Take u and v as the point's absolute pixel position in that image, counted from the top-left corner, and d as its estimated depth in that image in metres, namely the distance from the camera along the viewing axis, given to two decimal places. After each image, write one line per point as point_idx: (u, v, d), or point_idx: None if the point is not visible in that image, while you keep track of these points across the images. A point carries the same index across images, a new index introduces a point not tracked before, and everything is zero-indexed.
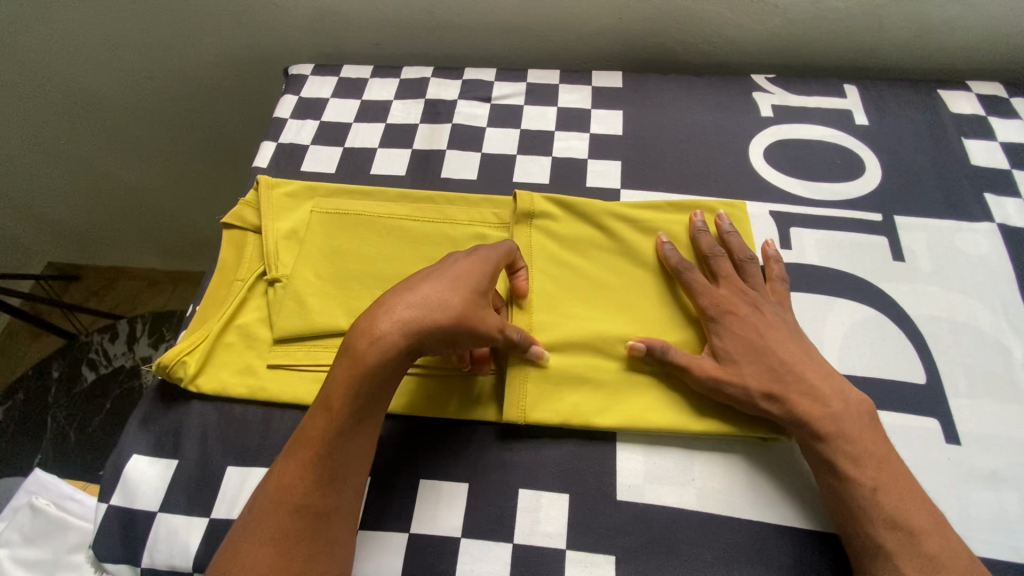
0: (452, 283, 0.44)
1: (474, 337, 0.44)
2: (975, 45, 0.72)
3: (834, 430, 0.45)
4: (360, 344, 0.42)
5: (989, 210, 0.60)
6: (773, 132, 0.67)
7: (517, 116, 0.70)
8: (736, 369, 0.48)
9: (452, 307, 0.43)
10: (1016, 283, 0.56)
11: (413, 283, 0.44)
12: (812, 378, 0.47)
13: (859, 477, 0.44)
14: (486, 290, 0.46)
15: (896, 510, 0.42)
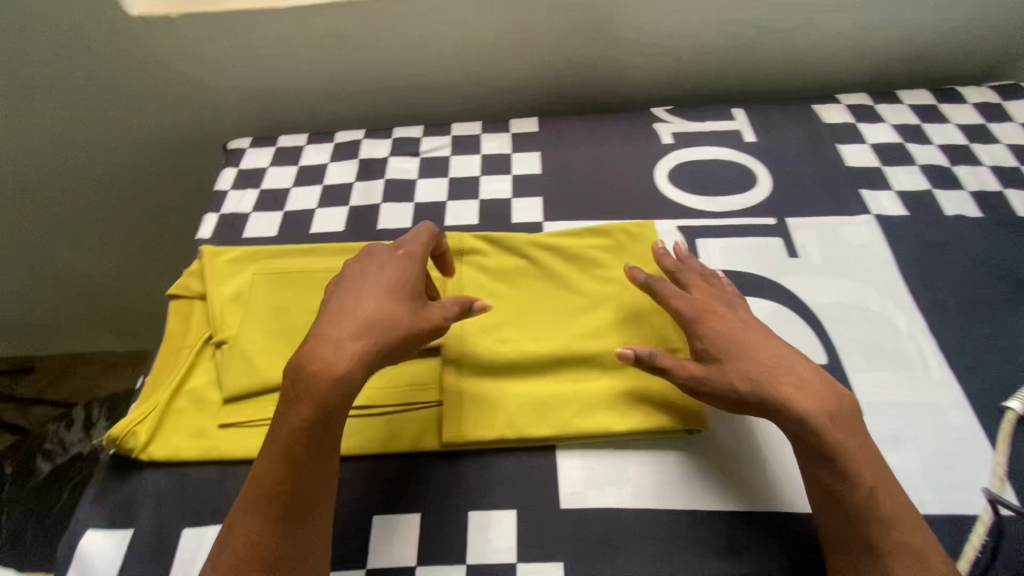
0: (384, 298, 0.48)
1: (412, 341, 0.48)
2: (839, 63, 0.83)
3: (833, 430, 0.45)
4: (314, 383, 0.44)
5: (865, 203, 0.68)
6: (673, 157, 0.75)
7: (444, 166, 0.76)
8: (721, 367, 0.48)
9: (394, 320, 0.47)
10: (896, 265, 0.63)
11: (347, 297, 0.48)
12: (802, 374, 0.47)
13: (856, 479, 0.44)
14: (416, 292, 0.50)
15: (890, 510, 0.43)
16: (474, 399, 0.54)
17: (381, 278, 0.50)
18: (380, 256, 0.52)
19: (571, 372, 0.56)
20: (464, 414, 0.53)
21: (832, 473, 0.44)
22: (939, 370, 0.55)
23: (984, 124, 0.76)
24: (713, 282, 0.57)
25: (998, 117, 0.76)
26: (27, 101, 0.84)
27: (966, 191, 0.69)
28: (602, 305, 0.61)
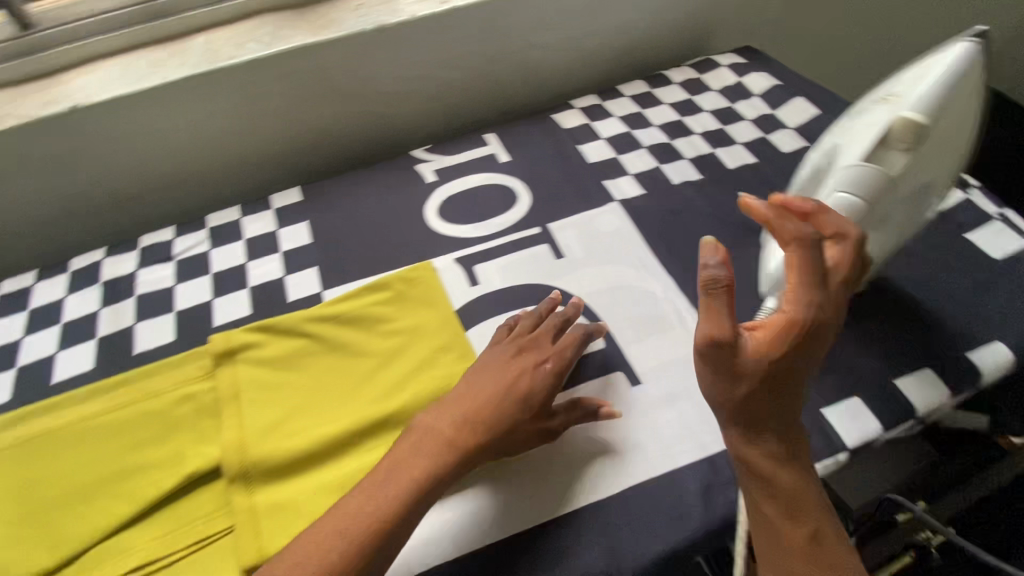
0: (496, 379, 0.52)
1: (472, 450, 0.49)
2: (565, 72, 0.91)
3: (796, 483, 0.46)
4: (402, 467, 0.48)
5: (610, 192, 0.76)
6: (438, 194, 0.77)
7: (205, 263, 0.71)
8: (754, 372, 0.44)
9: (484, 403, 0.51)
10: (644, 240, 0.70)
11: (507, 372, 0.53)
12: (790, 429, 0.47)
13: (806, 520, 0.45)
14: (522, 389, 0.52)
15: (829, 555, 0.44)
16: (269, 508, 0.49)
17: (562, 359, 0.55)
18: (528, 348, 0.56)
19: (372, 440, 0.54)
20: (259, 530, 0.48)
21: (778, 504, 0.45)
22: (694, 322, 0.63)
23: (689, 98, 0.88)
24: (821, 249, 0.45)
25: (698, 90, 0.89)
26: None
27: (686, 159, 0.79)
28: (393, 360, 0.59)
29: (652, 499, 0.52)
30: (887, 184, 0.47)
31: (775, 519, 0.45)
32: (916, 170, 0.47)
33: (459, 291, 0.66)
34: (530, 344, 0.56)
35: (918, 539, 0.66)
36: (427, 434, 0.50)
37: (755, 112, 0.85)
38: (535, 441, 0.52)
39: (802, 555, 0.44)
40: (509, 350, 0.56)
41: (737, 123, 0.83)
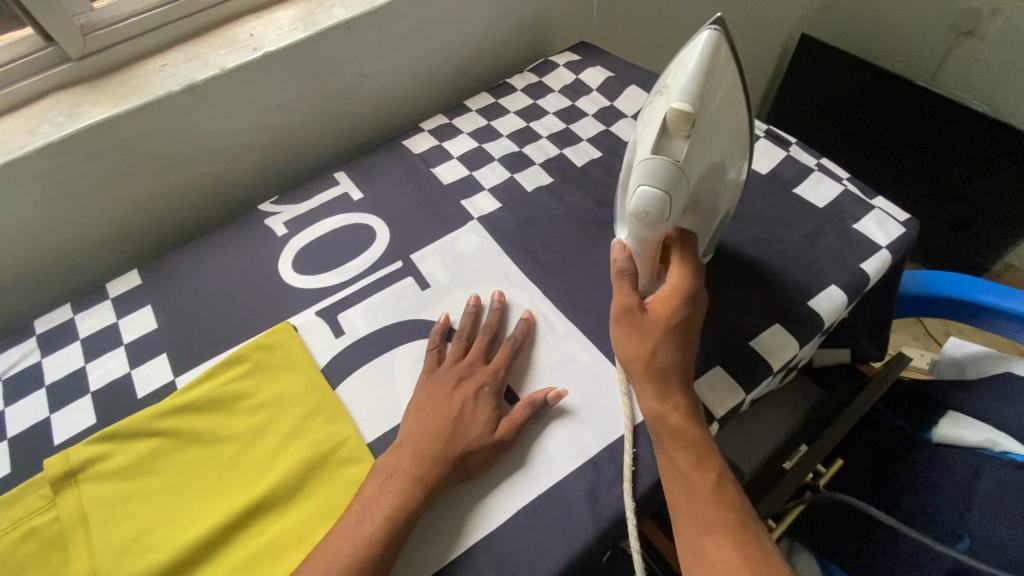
0: (445, 412, 0.55)
1: (431, 491, 0.50)
2: (409, 96, 0.90)
3: (701, 433, 0.49)
4: (371, 513, 0.49)
5: (467, 211, 0.75)
6: (292, 246, 0.74)
7: (37, 375, 0.64)
8: (654, 330, 0.53)
9: (442, 435, 0.53)
10: (504, 253, 0.71)
11: (453, 398, 0.56)
12: (691, 394, 0.52)
13: (711, 464, 0.48)
14: (473, 421, 0.55)
15: (732, 498, 0.47)
16: None
17: (498, 378, 0.58)
18: (468, 374, 0.58)
19: (246, 531, 0.51)
20: None
21: (687, 456, 0.48)
22: (563, 325, 0.64)
23: (533, 103, 0.89)
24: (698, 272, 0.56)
25: (541, 93, 0.91)
26: None
27: (536, 165, 0.80)
28: (259, 439, 0.56)
29: (539, 516, 0.52)
30: (679, 171, 0.49)
31: (686, 473, 0.48)
32: (704, 151, 0.50)
33: (324, 347, 0.64)
34: (467, 370, 0.58)
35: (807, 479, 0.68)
36: (393, 474, 0.51)
37: (595, 106, 0.87)
38: (488, 461, 0.53)
39: (710, 501, 0.46)
40: (451, 378, 0.58)
41: (581, 120, 0.86)
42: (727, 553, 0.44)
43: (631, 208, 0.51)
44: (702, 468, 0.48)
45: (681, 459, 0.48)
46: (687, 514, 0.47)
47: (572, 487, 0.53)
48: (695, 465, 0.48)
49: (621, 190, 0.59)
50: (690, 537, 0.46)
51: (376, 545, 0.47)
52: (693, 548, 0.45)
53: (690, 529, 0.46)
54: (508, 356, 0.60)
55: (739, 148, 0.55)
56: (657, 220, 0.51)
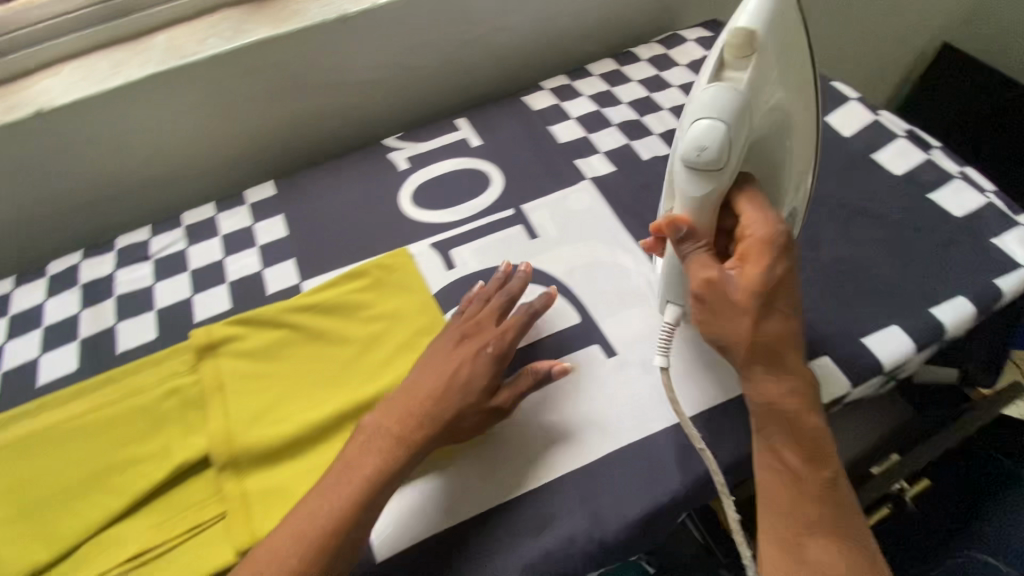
0: (442, 374, 0.53)
1: (420, 447, 0.50)
2: (534, 52, 0.91)
3: (810, 428, 0.48)
4: (363, 457, 0.49)
5: (581, 170, 0.76)
6: (412, 180, 0.78)
7: (182, 261, 0.71)
8: (744, 308, 0.47)
9: (433, 396, 0.52)
10: (614, 215, 0.71)
11: (457, 354, 0.55)
12: (798, 380, 0.49)
13: (823, 462, 0.48)
14: (467, 384, 0.53)
15: (834, 500, 0.47)
16: (262, 491, 0.52)
17: (504, 339, 0.55)
18: (470, 332, 0.56)
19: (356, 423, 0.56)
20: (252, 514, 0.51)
21: (789, 448, 0.48)
22: None
23: (657, 74, 0.88)
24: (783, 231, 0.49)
25: (666, 66, 0.90)
26: None
27: (655, 135, 0.80)
28: (373, 346, 0.61)
29: (627, 463, 0.53)
30: (743, 98, 0.46)
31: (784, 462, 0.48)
32: (767, 87, 0.47)
33: (435, 276, 0.68)
34: (473, 329, 0.57)
35: (892, 488, 0.67)
36: (377, 435, 0.51)
37: None
38: (483, 424, 0.53)
39: (816, 501, 0.47)
40: (453, 335, 0.56)
41: None
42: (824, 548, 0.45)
43: (685, 149, 0.46)
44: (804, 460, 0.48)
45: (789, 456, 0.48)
46: (790, 513, 0.47)
47: (663, 444, 0.54)
48: (798, 456, 0.48)
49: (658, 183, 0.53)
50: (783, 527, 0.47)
51: (365, 500, 0.47)
52: (794, 544, 0.46)
53: (789, 525, 0.47)
54: (520, 320, 0.57)
55: (805, 143, 0.54)
56: (712, 179, 0.46)
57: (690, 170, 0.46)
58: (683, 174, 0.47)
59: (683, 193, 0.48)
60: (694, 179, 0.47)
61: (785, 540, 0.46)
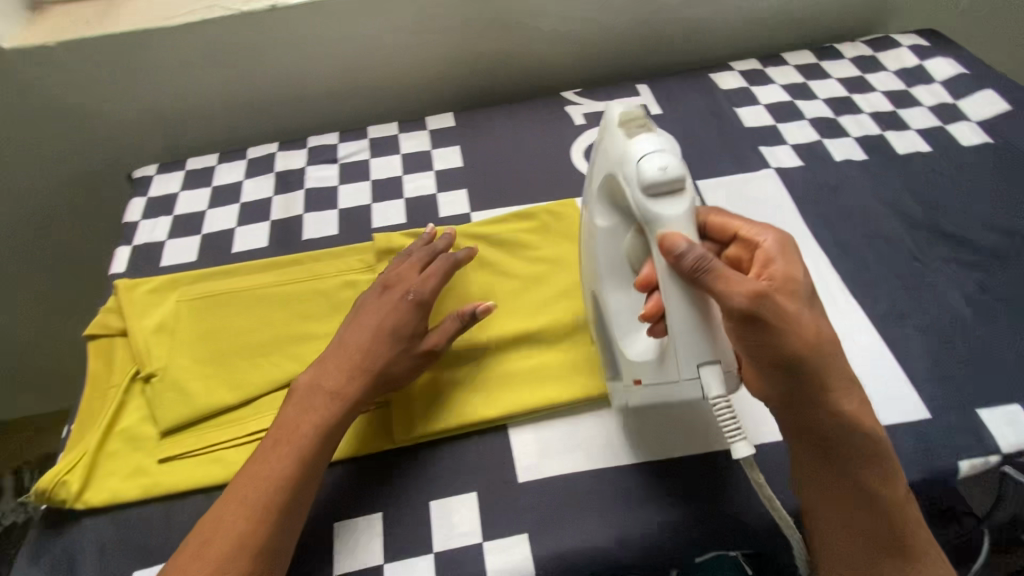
0: (382, 322, 0.54)
1: (385, 373, 0.53)
2: (728, 33, 0.88)
3: (870, 444, 0.45)
4: (334, 383, 0.51)
5: (765, 159, 0.74)
6: (588, 135, 0.78)
7: (364, 171, 0.76)
8: (787, 320, 0.42)
9: (367, 342, 0.53)
10: (796, 211, 0.69)
11: (383, 314, 0.55)
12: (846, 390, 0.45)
13: (890, 478, 0.45)
14: (408, 327, 0.54)
15: (905, 515, 0.45)
16: (423, 392, 0.56)
17: (424, 287, 0.56)
18: (394, 285, 0.57)
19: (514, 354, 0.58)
20: (410, 412, 0.55)
21: (842, 471, 0.45)
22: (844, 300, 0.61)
23: (859, 77, 0.83)
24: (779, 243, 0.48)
25: (871, 69, 0.84)
26: None
27: (850, 138, 0.75)
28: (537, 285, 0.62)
29: (785, 458, 0.52)
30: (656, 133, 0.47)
31: (836, 485, 0.45)
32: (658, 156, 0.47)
33: None
34: (394, 279, 0.57)
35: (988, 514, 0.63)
36: (316, 390, 0.51)
37: (934, 99, 0.79)
38: (418, 366, 0.54)
39: (889, 517, 0.44)
40: (375, 290, 0.57)
41: (911, 109, 0.78)
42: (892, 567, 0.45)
43: (651, 173, 0.42)
44: (860, 483, 0.45)
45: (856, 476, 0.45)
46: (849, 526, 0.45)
47: None
48: (851, 479, 0.45)
49: (593, 248, 0.51)
50: (846, 554, 0.45)
51: (330, 426, 0.50)
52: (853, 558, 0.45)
53: (848, 537, 0.45)
54: (446, 268, 0.58)
55: None
56: (685, 189, 0.44)
57: (658, 193, 0.42)
58: (648, 200, 0.43)
59: (660, 215, 0.43)
60: (662, 199, 0.43)
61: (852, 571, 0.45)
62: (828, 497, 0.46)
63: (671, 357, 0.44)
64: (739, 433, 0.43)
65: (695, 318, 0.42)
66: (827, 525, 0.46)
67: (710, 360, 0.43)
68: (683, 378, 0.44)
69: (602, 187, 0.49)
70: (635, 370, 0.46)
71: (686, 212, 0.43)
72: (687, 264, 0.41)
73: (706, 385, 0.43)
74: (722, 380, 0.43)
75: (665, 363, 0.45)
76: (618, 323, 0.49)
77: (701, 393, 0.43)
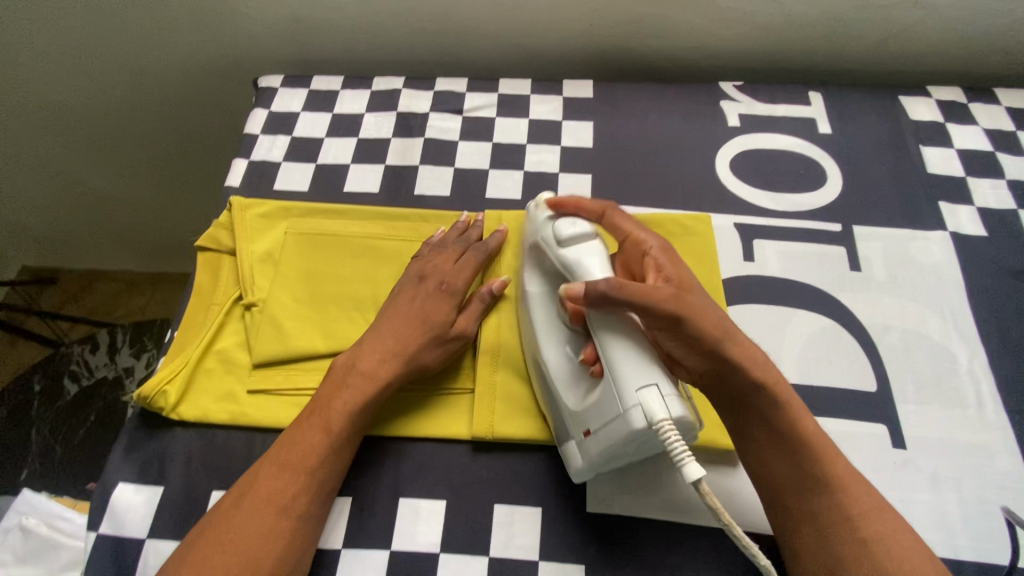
0: (413, 313, 0.54)
1: (419, 361, 0.52)
2: (936, 50, 0.74)
3: (787, 422, 0.46)
4: (370, 365, 0.51)
5: (942, 218, 0.64)
6: (738, 142, 0.70)
7: (488, 130, 0.71)
8: (695, 307, 0.45)
9: (400, 332, 0.53)
10: (965, 290, 0.59)
11: (424, 301, 0.55)
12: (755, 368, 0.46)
13: (828, 458, 0.45)
14: (443, 318, 0.54)
15: (850, 500, 0.44)
16: (507, 391, 0.54)
17: (460, 279, 0.56)
18: (429, 273, 0.57)
19: None
20: (491, 410, 0.53)
21: (762, 426, 0.46)
22: (995, 412, 0.53)
23: None
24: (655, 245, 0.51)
25: None
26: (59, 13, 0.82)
27: None
28: None
29: None
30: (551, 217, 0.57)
31: (765, 443, 0.46)
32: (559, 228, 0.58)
33: (730, 262, 0.61)
34: (430, 268, 0.57)
35: None
36: (348, 372, 0.51)
37: None
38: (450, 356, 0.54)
39: (834, 497, 0.44)
40: (412, 278, 0.57)
41: None
42: (844, 512, 0.43)
43: (562, 233, 0.50)
44: (784, 437, 0.46)
45: (777, 465, 0.45)
46: (803, 514, 0.44)
47: None
48: (772, 436, 0.46)
49: (528, 313, 0.54)
50: (795, 509, 0.44)
51: (365, 406, 0.50)
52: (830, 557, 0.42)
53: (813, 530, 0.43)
54: (478, 259, 0.58)
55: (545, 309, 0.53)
56: (596, 238, 0.51)
57: (575, 241, 0.50)
58: (564, 250, 0.50)
59: (578, 259, 0.49)
60: (577, 246, 0.50)
61: (801, 525, 0.44)
62: (760, 458, 0.46)
63: (612, 391, 0.44)
64: (688, 453, 0.40)
65: (622, 333, 0.45)
66: (776, 486, 0.45)
67: (647, 383, 0.42)
68: (629, 409, 0.42)
69: (528, 256, 0.56)
70: (583, 418, 0.46)
71: (600, 254, 0.49)
72: (597, 289, 0.44)
73: (649, 410, 0.41)
74: (666, 402, 0.42)
75: (608, 398, 0.44)
76: (563, 379, 0.49)
77: (645, 420, 0.41)
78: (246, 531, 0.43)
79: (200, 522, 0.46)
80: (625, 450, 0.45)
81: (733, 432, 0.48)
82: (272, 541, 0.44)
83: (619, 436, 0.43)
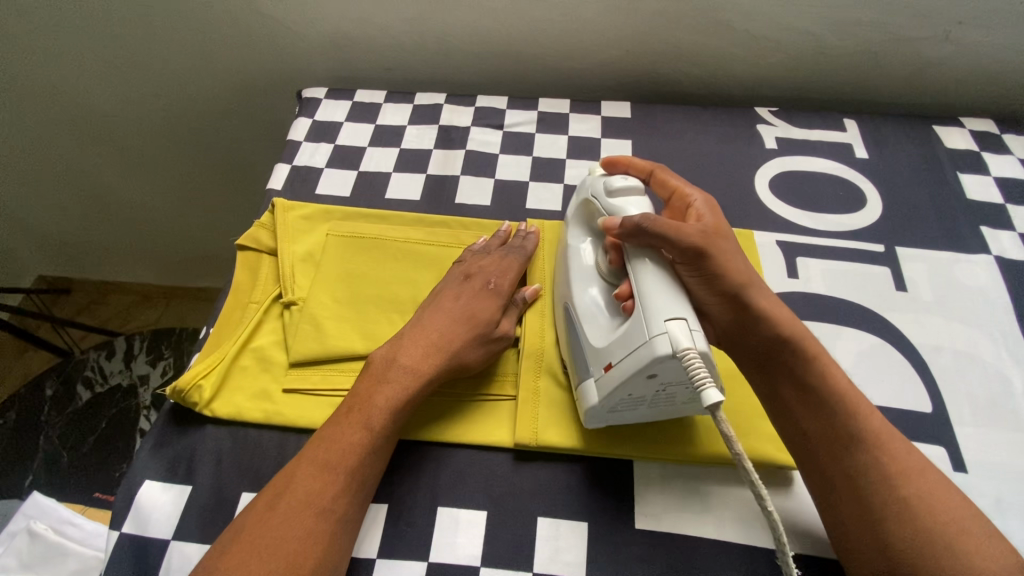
0: (457, 310, 0.53)
1: (461, 356, 0.51)
2: (967, 83, 0.76)
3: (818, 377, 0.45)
4: (414, 358, 0.50)
5: (985, 242, 0.63)
6: (776, 164, 0.70)
7: (528, 144, 0.73)
8: (723, 251, 0.47)
9: (444, 326, 0.52)
10: (1014, 313, 0.58)
11: (470, 299, 0.54)
12: (783, 319, 0.46)
13: (864, 416, 0.43)
14: (488, 317, 0.53)
15: (890, 461, 0.41)
16: (551, 399, 0.52)
17: (505, 281, 0.56)
18: (476, 274, 0.56)
19: None
20: (535, 419, 0.51)
21: (790, 382, 0.46)
22: None
23: None
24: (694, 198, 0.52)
25: None
26: (110, 31, 0.84)
27: None
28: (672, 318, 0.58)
29: None
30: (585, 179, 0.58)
31: (796, 400, 0.45)
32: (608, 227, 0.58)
33: (773, 277, 0.61)
34: (475, 268, 0.57)
35: None
36: (389, 363, 0.50)
37: None
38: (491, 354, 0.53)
39: (865, 453, 0.42)
40: (457, 277, 0.56)
41: None
42: (879, 472, 0.41)
43: (615, 181, 0.51)
44: (811, 391, 0.45)
45: (803, 420, 0.45)
46: (831, 469, 0.43)
47: None
48: (801, 391, 0.45)
49: (565, 268, 0.54)
50: (824, 459, 0.43)
51: (407, 403, 0.48)
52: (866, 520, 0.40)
53: (846, 491, 0.41)
54: (520, 264, 0.58)
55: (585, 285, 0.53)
56: (645, 195, 0.51)
57: (625, 193, 0.50)
58: (614, 198, 0.50)
59: (625, 207, 0.49)
60: (627, 197, 0.50)
61: (838, 480, 0.42)
62: (786, 413, 0.46)
63: (639, 323, 0.42)
64: (711, 381, 0.38)
65: (653, 263, 0.44)
66: (807, 443, 0.44)
67: (676, 315, 0.41)
68: (654, 336, 0.40)
69: (576, 216, 0.56)
70: (606, 353, 0.45)
71: (646, 206, 0.49)
72: (633, 221, 0.45)
73: (675, 338, 0.39)
74: (693, 335, 0.40)
75: (635, 329, 0.43)
76: (589, 317, 0.48)
77: (670, 347, 0.39)
78: (280, 537, 0.41)
79: (230, 524, 0.43)
80: (640, 389, 0.43)
81: (760, 389, 0.48)
82: (309, 547, 0.41)
83: (640, 365, 0.41)
